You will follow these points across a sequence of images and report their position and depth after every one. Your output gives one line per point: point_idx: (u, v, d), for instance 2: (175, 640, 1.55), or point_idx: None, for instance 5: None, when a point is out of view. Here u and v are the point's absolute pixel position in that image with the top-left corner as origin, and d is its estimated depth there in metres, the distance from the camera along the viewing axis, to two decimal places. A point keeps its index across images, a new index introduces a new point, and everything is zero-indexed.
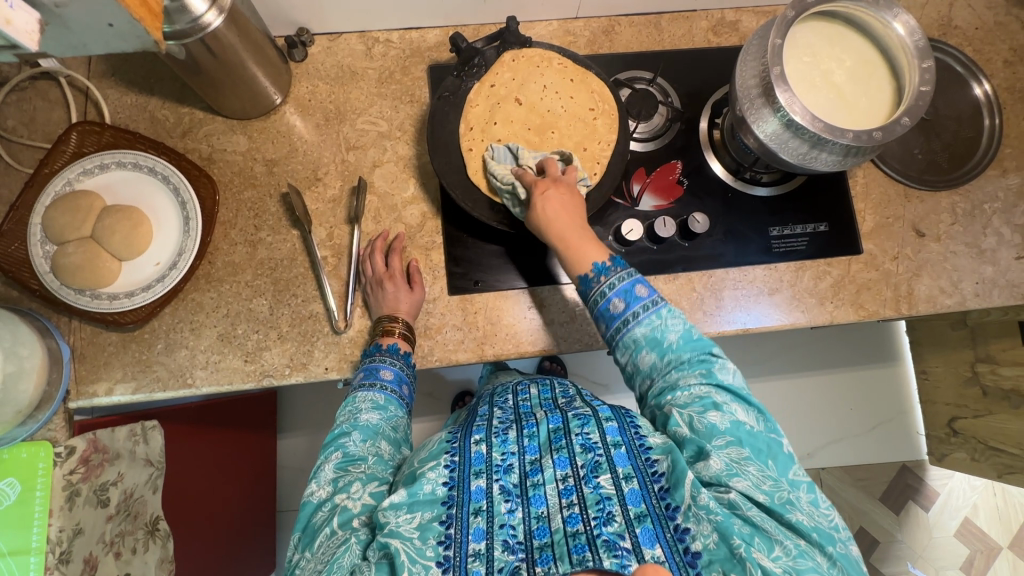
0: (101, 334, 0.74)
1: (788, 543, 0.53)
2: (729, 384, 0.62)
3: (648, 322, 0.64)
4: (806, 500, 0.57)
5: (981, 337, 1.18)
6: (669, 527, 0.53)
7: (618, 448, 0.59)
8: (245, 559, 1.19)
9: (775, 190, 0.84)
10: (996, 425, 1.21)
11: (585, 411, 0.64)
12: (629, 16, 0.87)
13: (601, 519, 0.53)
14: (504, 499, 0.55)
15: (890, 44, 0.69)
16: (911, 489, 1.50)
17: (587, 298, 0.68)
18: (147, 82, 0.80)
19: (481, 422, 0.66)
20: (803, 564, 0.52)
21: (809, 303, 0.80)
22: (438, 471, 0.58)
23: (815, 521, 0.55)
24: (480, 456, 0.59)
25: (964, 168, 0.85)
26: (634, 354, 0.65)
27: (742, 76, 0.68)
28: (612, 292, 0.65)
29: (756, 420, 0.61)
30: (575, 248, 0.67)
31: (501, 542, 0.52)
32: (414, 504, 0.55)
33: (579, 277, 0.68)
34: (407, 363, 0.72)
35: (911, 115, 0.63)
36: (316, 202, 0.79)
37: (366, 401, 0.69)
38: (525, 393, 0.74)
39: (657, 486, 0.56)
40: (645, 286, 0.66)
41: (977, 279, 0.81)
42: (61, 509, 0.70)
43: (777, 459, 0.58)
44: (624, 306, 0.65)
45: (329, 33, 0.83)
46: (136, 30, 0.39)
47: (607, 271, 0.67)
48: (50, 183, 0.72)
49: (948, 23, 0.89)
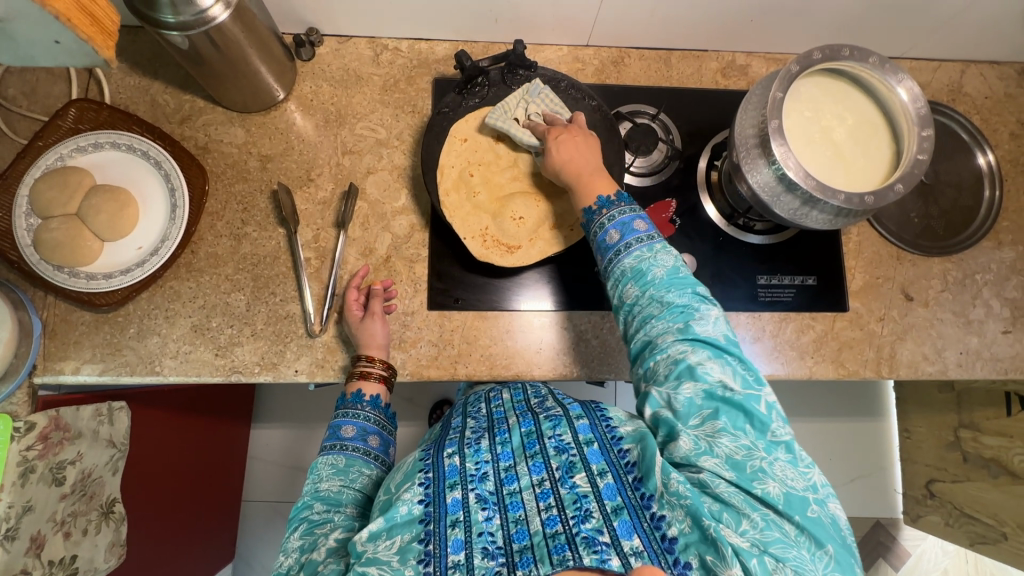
0: (75, 312, 0.73)
1: (755, 515, 0.51)
2: (708, 336, 0.60)
3: (638, 254, 0.65)
4: (782, 463, 0.55)
5: (965, 403, 1.17)
6: (645, 516, 0.52)
7: (591, 445, 0.58)
8: (191, 558, 1.14)
9: (767, 239, 0.83)
10: (973, 493, 1.19)
11: (556, 411, 0.64)
12: (640, 49, 0.87)
13: (579, 517, 0.51)
14: (480, 507, 0.53)
15: (892, 108, 0.69)
16: (882, 547, 1.49)
17: (589, 232, 0.70)
18: (152, 66, 0.80)
19: (453, 435, 0.64)
20: (771, 535, 0.51)
21: (789, 355, 0.79)
22: (412, 491, 0.55)
23: (786, 482, 0.53)
24: (454, 469, 0.57)
25: (959, 236, 0.84)
26: (620, 287, 0.66)
27: (741, 124, 0.68)
28: (609, 224, 0.67)
29: (734, 377, 0.58)
30: (587, 182, 0.70)
31: (480, 550, 0.50)
32: (392, 529, 0.52)
33: (582, 210, 0.70)
34: (375, 408, 0.71)
35: (906, 182, 0.63)
36: (306, 203, 0.78)
37: (327, 468, 0.66)
38: (498, 398, 0.70)
39: (631, 476, 0.55)
40: (645, 221, 0.68)
41: (961, 348, 0.81)
42: (13, 485, 0.68)
43: (754, 422, 0.56)
44: (620, 237, 0.67)
45: (338, 36, 0.83)
46: (83, 47, 0.38)
47: (610, 205, 0.68)
48: (43, 156, 0.72)
49: (958, 89, 0.89)
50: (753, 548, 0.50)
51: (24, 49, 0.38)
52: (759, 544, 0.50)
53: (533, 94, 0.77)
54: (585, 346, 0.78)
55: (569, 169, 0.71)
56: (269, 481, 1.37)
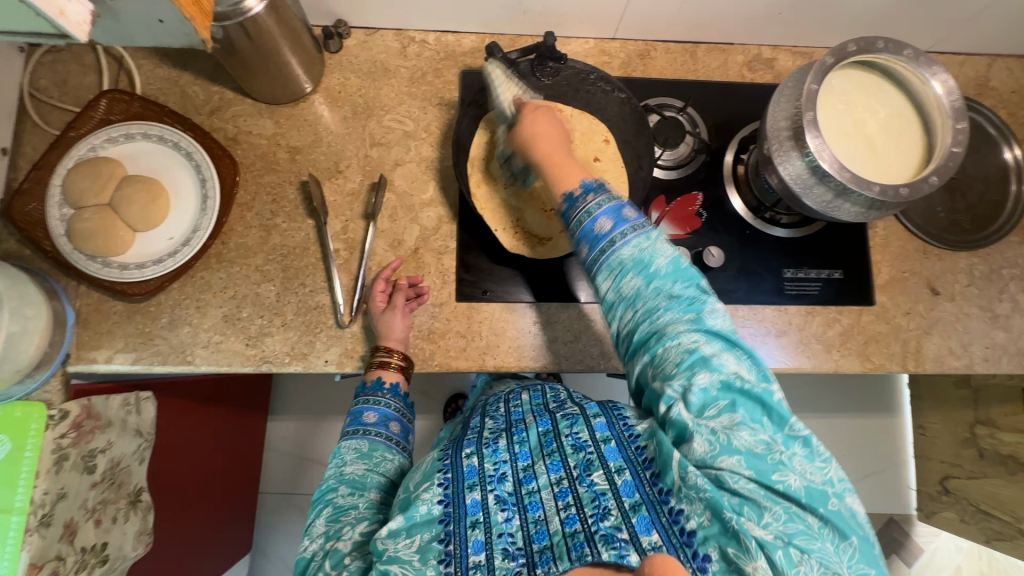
0: (107, 302, 0.74)
1: (777, 508, 0.51)
2: (718, 329, 0.58)
3: (636, 243, 0.61)
4: (800, 457, 0.54)
5: (983, 399, 1.17)
6: (664, 511, 0.52)
7: (609, 443, 0.58)
8: (212, 552, 1.15)
9: (793, 233, 0.83)
10: (990, 490, 1.19)
11: (573, 409, 0.64)
12: (666, 42, 0.86)
13: (598, 515, 0.52)
14: (500, 508, 0.54)
15: (925, 100, 0.68)
16: (895, 543, 1.49)
17: (570, 220, 0.65)
18: (181, 57, 0.80)
19: (472, 435, 0.63)
20: (794, 527, 0.50)
21: (815, 349, 0.80)
22: (432, 491, 0.56)
23: (806, 475, 0.52)
24: (472, 469, 0.57)
25: (986, 231, 0.84)
26: (618, 278, 0.61)
27: (773, 117, 0.68)
28: (598, 211, 0.62)
29: (746, 369, 0.57)
30: (558, 169, 0.66)
31: (501, 550, 0.51)
32: (413, 528, 0.53)
33: (563, 196, 0.65)
34: (395, 395, 0.72)
35: (941, 175, 0.63)
36: (335, 194, 0.79)
37: (351, 452, 0.67)
38: (517, 398, 0.71)
39: (649, 473, 0.55)
40: (633, 209, 0.64)
41: (988, 343, 0.81)
42: (48, 472, 0.69)
43: (771, 415, 0.55)
44: (611, 226, 0.62)
45: (366, 28, 0.83)
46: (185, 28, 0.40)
47: (595, 190, 0.64)
48: (75, 147, 0.72)
49: (985, 83, 0.88)
50: (777, 540, 0.49)
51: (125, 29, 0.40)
52: (782, 537, 0.49)
53: (522, 85, 0.74)
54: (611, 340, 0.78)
55: (539, 146, 0.68)
56: (285, 474, 1.38)
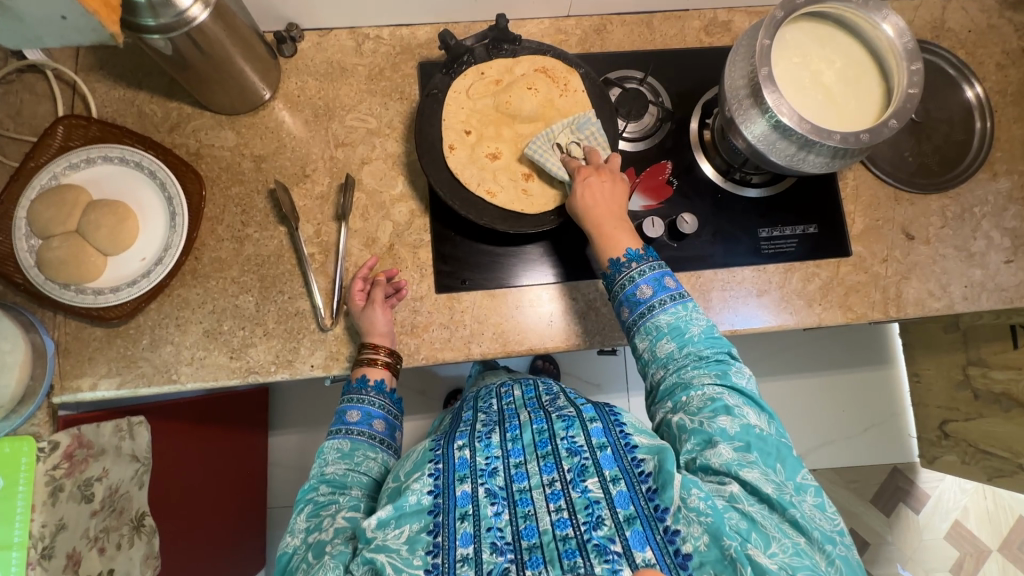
0: (85, 329, 0.74)
1: (786, 540, 0.52)
2: (743, 387, 0.62)
3: (674, 311, 0.65)
4: (811, 504, 0.56)
5: (972, 340, 1.18)
6: (659, 529, 0.52)
7: (604, 450, 0.57)
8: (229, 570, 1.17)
9: (765, 192, 0.83)
10: (987, 428, 1.20)
11: (569, 411, 0.63)
12: (621, 15, 0.86)
13: (591, 524, 0.52)
14: (490, 502, 0.55)
15: (879, 45, 0.69)
16: (902, 491, 1.50)
17: (613, 283, 0.69)
18: (135, 76, 0.79)
19: (464, 428, 0.65)
20: (800, 562, 0.51)
21: (797, 305, 0.80)
22: (422, 481, 0.56)
23: (820, 525, 0.54)
24: (464, 461, 0.58)
25: (954, 171, 0.84)
26: (654, 341, 0.66)
27: (731, 76, 0.68)
28: (641, 278, 0.67)
29: (764, 423, 0.60)
30: (610, 236, 0.70)
31: (489, 545, 0.52)
32: (401, 518, 0.54)
33: (609, 261, 0.69)
34: (380, 393, 0.72)
35: (899, 117, 0.63)
36: (304, 199, 0.78)
37: (332, 452, 0.67)
38: (509, 394, 0.73)
39: (645, 487, 0.54)
40: (674, 279, 0.68)
41: (966, 282, 0.81)
42: (45, 504, 0.69)
43: (784, 462, 0.57)
44: (651, 293, 0.66)
45: (319, 30, 0.82)
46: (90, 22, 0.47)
47: (639, 258, 0.68)
48: (36, 177, 0.71)
49: (941, 26, 0.89)
50: (782, 570, 0.49)
51: (32, 31, 0.47)
52: (788, 568, 0.50)
53: (582, 126, 0.77)
54: (595, 317, 0.78)
55: (594, 218, 0.71)
56: (291, 487, 1.38)
